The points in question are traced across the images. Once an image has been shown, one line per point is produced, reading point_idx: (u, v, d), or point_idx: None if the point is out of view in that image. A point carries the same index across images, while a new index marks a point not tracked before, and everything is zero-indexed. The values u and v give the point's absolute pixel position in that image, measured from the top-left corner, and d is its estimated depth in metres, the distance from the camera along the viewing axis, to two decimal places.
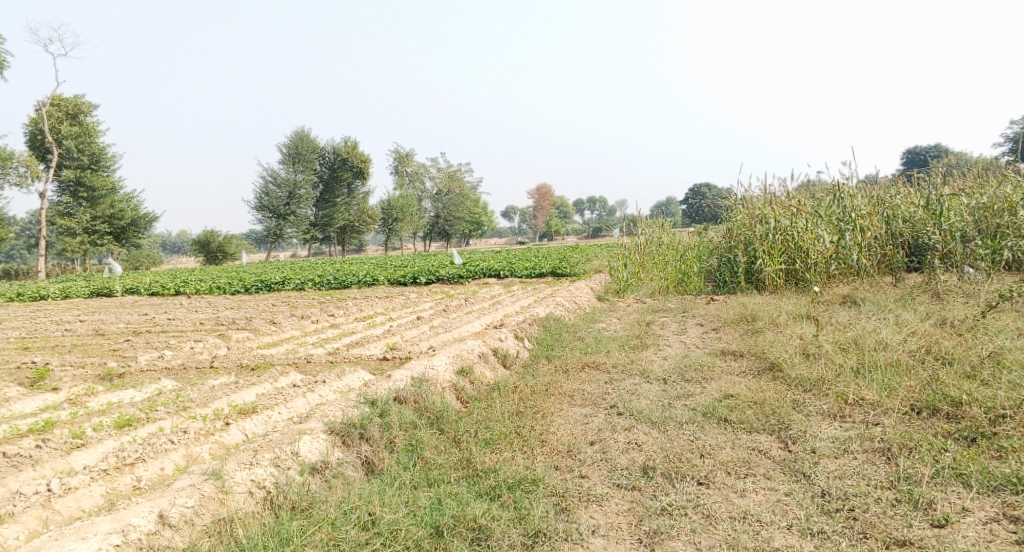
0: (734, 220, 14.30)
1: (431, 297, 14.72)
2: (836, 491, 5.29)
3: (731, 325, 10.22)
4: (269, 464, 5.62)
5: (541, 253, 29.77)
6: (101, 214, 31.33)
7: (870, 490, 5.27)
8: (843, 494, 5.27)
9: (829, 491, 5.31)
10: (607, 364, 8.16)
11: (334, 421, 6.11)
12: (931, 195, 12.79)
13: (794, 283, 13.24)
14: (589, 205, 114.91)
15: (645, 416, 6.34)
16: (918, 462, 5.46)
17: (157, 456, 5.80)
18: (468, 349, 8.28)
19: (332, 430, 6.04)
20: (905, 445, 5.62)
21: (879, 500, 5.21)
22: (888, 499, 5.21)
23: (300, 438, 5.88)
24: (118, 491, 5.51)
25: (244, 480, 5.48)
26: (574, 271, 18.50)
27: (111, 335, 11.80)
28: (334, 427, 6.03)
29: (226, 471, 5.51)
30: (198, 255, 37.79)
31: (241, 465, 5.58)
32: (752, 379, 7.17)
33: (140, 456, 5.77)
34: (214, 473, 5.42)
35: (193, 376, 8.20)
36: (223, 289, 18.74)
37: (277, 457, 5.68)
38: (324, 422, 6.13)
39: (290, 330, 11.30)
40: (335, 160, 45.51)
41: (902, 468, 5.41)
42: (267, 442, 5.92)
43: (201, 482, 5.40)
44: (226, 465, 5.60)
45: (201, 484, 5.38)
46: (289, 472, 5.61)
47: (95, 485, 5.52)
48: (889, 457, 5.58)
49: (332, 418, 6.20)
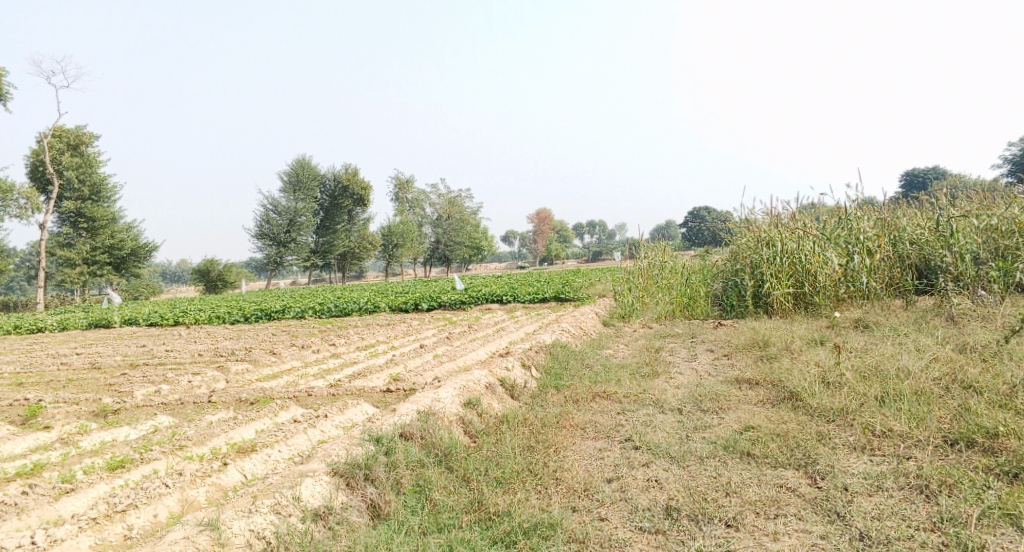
0: (739, 244, 14.08)
1: (434, 325, 14.45)
2: (875, 534, 4.99)
3: (743, 351, 9.95)
4: (269, 512, 5.33)
5: (542, 277, 29.52)
6: (101, 244, 31.15)
7: (913, 533, 4.98)
8: (885, 538, 4.97)
9: (868, 534, 5.01)
10: (619, 394, 7.88)
11: (337, 462, 5.83)
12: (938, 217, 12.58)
13: (802, 307, 12.97)
14: (589, 230, 115.06)
15: (663, 450, 6.05)
16: (961, 502, 5.17)
17: (150, 501, 5.53)
18: (475, 380, 8.00)
19: (336, 471, 5.76)
20: (944, 482, 5.34)
21: (923, 544, 4.91)
22: (934, 543, 4.91)
23: (301, 481, 5.59)
24: (109, 541, 5.23)
25: (242, 530, 5.19)
26: (578, 295, 18.24)
27: (108, 368, 11.52)
28: (338, 468, 5.74)
29: (223, 521, 5.22)
30: (198, 284, 37.57)
31: (238, 513, 5.29)
32: (769, 409, 6.89)
33: (131, 502, 5.49)
34: (210, 523, 5.15)
35: (191, 411, 7.92)
36: (222, 319, 18.48)
37: (277, 503, 5.40)
38: (327, 463, 5.84)
39: (290, 360, 11.02)
40: (335, 187, 45.42)
41: (944, 508, 5.12)
42: (266, 486, 5.63)
43: (196, 534, 5.11)
44: (223, 514, 5.31)
45: (196, 536, 5.09)
46: (290, 519, 5.32)
47: (84, 536, 5.23)
48: (928, 494, 5.29)
49: (335, 458, 5.91)
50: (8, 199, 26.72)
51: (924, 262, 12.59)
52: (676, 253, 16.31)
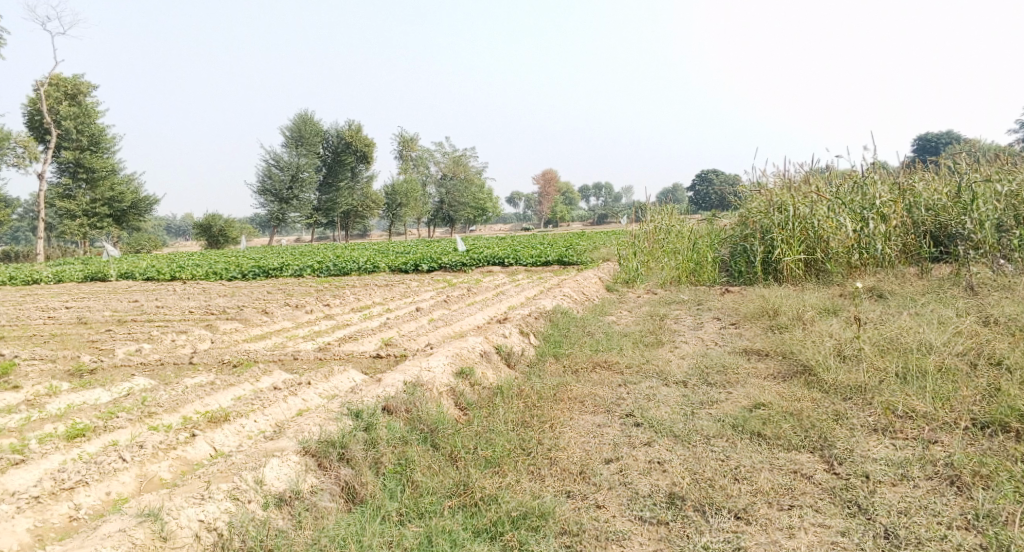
0: (750, 208, 13.54)
1: (433, 286, 14.00)
2: (904, 534, 4.57)
3: (751, 320, 9.48)
4: (225, 498, 4.93)
5: (547, 240, 28.95)
6: (100, 196, 30.62)
7: (945, 533, 4.56)
8: (915, 538, 4.55)
9: (895, 533, 4.59)
10: (621, 364, 7.44)
11: (309, 440, 5.44)
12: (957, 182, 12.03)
13: (814, 275, 12.47)
14: (596, 192, 114.21)
15: (667, 428, 5.64)
16: (999, 496, 4.73)
17: (102, 478, 5.16)
18: (469, 347, 7.58)
19: (307, 451, 5.37)
20: (978, 473, 4.91)
21: (959, 546, 4.49)
22: (971, 545, 4.49)
23: (267, 462, 5.20)
24: (51, 523, 4.85)
25: (191, 519, 4.79)
26: (583, 259, 17.78)
27: (94, 324, 11.12)
28: (309, 447, 5.35)
29: (167, 510, 4.81)
30: (200, 239, 37.09)
31: (190, 500, 4.89)
32: (780, 384, 6.47)
33: (81, 479, 5.12)
34: (150, 514, 4.75)
35: (170, 374, 7.53)
36: (219, 276, 18.06)
37: (235, 488, 5.00)
38: (298, 441, 5.45)
39: (281, 320, 10.61)
40: (339, 143, 44.67)
41: (979, 504, 4.69)
42: (228, 467, 5.25)
43: (134, 526, 4.71)
44: (169, 501, 4.91)
45: (134, 528, 4.68)
46: (250, 506, 4.94)
47: (21, 518, 4.84)
48: (959, 487, 4.87)
49: (308, 435, 5.51)
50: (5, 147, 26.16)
51: (941, 229, 12.04)
52: (683, 216, 15.78)
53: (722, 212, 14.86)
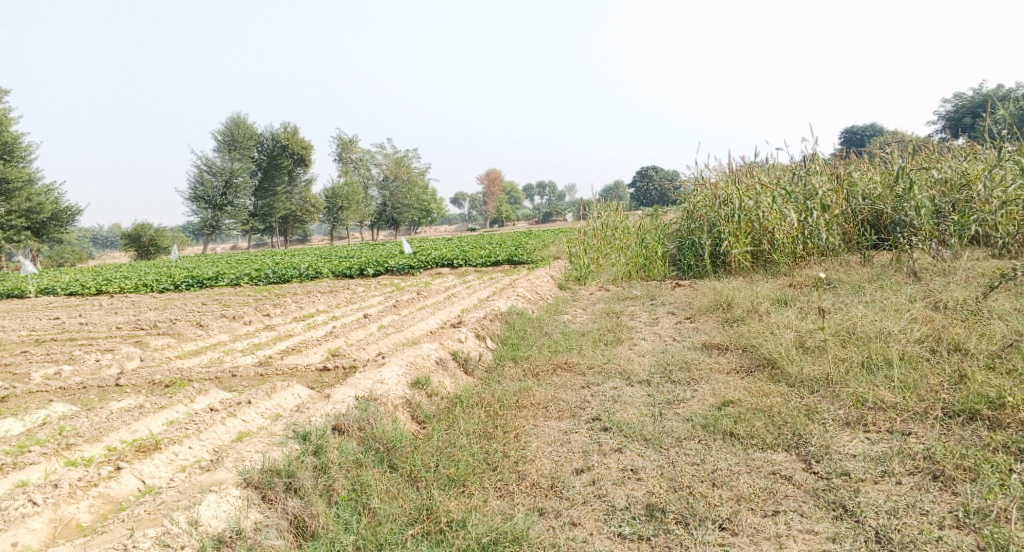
0: (695, 201, 13.48)
1: (379, 291, 13.52)
2: (896, 537, 4.41)
3: (706, 313, 9.32)
4: (156, 544, 4.49)
5: (494, 239, 28.61)
6: (17, 207, 28.88)
7: (939, 533, 4.41)
8: (904, 540, 4.39)
9: (887, 536, 4.43)
10: (581, 365, 7.17)
11: (251, 470, 5.00)
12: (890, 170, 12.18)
13: (762, 265, 12.42)
14: (537, 190, 114.43)
15: (637, 432, 5.39)
16: (987, 492, 4.59)
17: (8, 527, 4.63)
18: (423, 355, 7.20)
19: (249, 483, 4.93)
20: (961, 467, 4.78)
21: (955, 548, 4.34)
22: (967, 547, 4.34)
23: (203, 500, 4.76)
24: None
25: None
26: (531, 257, 17.52)
27: (11, 346, 10.34)
28: (252, 479, 4.92)
29: None
30: (129, 250, 35.54)
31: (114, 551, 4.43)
32: (744, 380, 6.29)
33: None
34: None
35: (93, 398, 6.97)
36: (152, 288, 17.21)
37: (167, 533, 4.55)
38: (239, 472, 5.01)
39: (218, 333, 10.03)
40: (274, 146, 43.16)
41: (967, 500, 4.56)
42: (157, 507, 4.79)
43: None
44: None
45: None
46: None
47: None
48: (944, 482, 4.73)
49: (249, 464, 5.08)
50: None
51: (878, 217, 12.13)
52: (628, 211, 15.67)
53: (665, 207, 14.77)
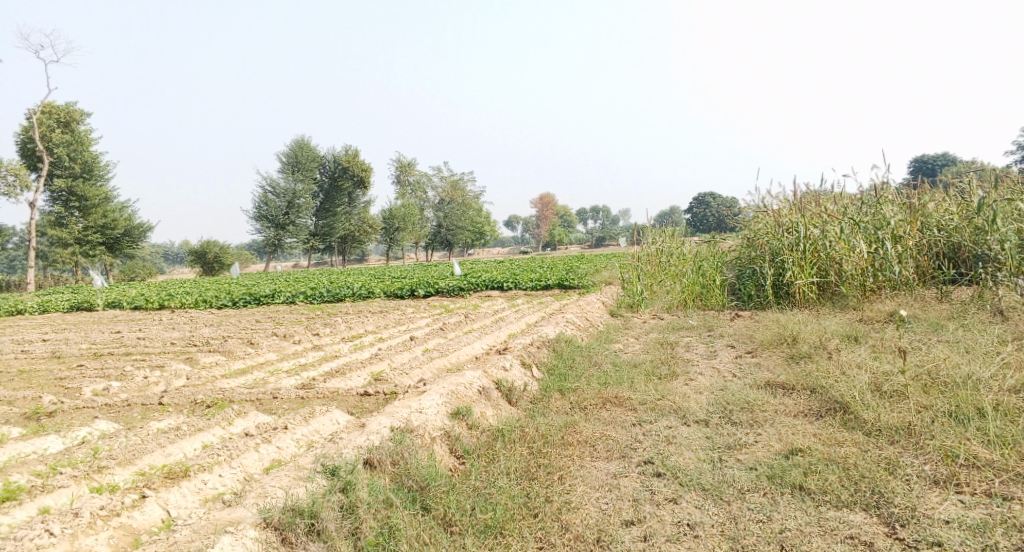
0: (756, 229, 12.91)
1: (428, 313, 13.29)
2: None
3: (769, 348, 8.76)
4: None
5: (546, 262, 28.19)
6: (93, 223, 29.94)
7: None
8: None
9: None
10: (633, 401, 6.72)
11: (271, 510, 4.87)
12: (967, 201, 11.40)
13: (828, 298, 11.77)
14: (594, 215, 113.85)
15: (695, 481, 5.06)
16: None
17: None
18: (466, 384, 6.87)
19: (268, 523, 4.81)
20: None
21: None
22: None
23: (217, 542, 4.65)
24: None
25: None
26: (585, 282, 17.10)
27: (68, 358, 10.41)
28: (270, 520, 4.80)
29: None
30: (195, 266, 36.30)
31: None
32: (812, 425, 5.78)
33: None
34: None
35: (135, 417, 6.83)
36: (209, 304, 17.33)
37: None
38: (257, 511, 4.89)
39: (266, 352, 9.88)
40: (335, 169, 44.04)
41: None
42: (169, 548, 4.68)
43: None
44: None
45: None
46: None
47: None
48: None
49: (270, 502, 4.96)
50: None
51: (955, 250, 11.31)
52: (684, 237, 15.18)
53: (723, 235, 14.21)
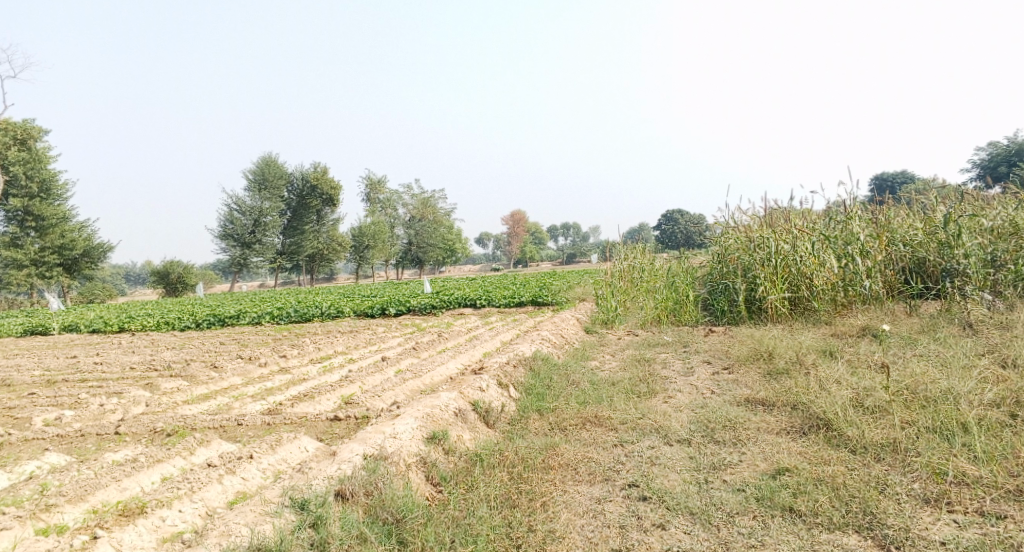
0: (725, 244, 12.86)
1: (399, 332, 13.00)
2: None
3: (746, 363, 8.63)
4: None
5: (517, 280, 27.91)
6: (50, 244, 29.14)
7: None
8: None
9: None
10: (613, 420, 6.55)
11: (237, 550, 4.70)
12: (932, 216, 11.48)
13: (800, 313, 11.69)
14: (563, 232, 114.12)
15: (682, 505, 5.00)
16: None
17: None
18: (441, 406, 6.63)
19: None
20: None
21: None
22: None
23: None
24: None
25: None
26: (557, 298, 16.95)
27: (21, 386, 9.96)
28: None
29: None
30: (157, 287, 35.52)
31: None
32: (795, 444, 5.64)
33: None
34: None
35: (89, 448, 6.49)
36: (173, 325, 16.85)
37: None
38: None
39: (231, 376, 9.53)
40: (303, 187, 43.60)
41: None
42: None
43: None
44: None
45: None
46: None
47: None
48: None
49: (236, 541, 4.77)
50: None
51: (919, 265, 11.35)
52: (653, 252, 15.08)
53: (693, 250, 14.17)
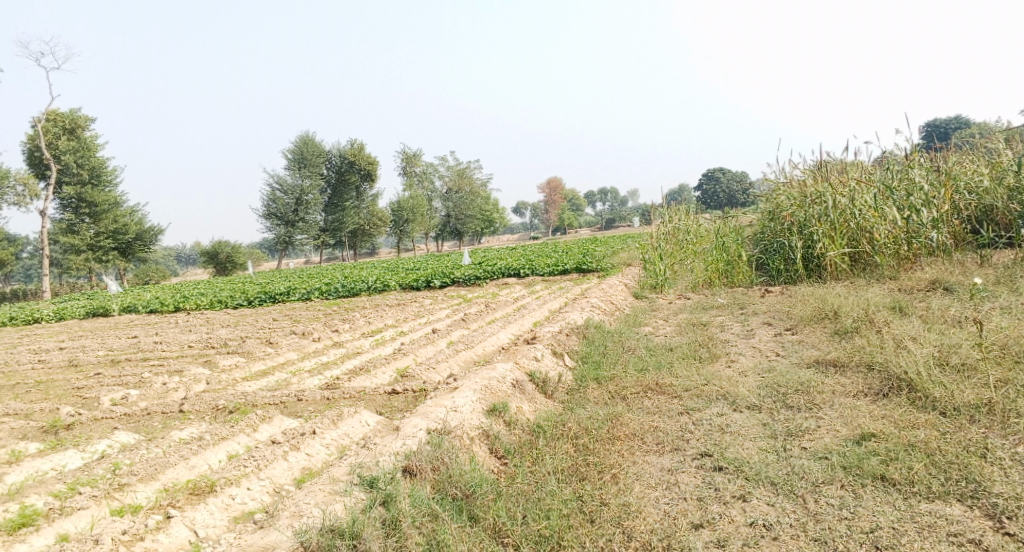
0: (777, 202, 12.36)
1: (447, 304, 12.91)
2: None
3: (810, 324, 8.29)
4: None
5: (558, 247, 27.60)
6: (104, 229, 29.74)
7: None
8: None
9: None
10: (676, 387, 6.34)
11: (309, 532, 4.67)
12: (999, 161, 10.95)
13: (862, 269, 11.18)
14: (602, 198, 112.92)
15: (766, 476, 5.04)
16: None
17: None
18: (498, 377, 6.51)
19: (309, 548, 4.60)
20: None
21: None
22: None
23: None
24: None
25: None
26: (602, 265, 16.68)
27: (86, 367, 10.12)
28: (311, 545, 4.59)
29: None
30: (208, 267, 36.14)
31: None
32: (869, 415, 5.51)
33: None
34: None
35: (155, 427, 6.52)
36: (224, 304, 17.04)
37: None
38: (295, 534, 4.68)
39: (286, 351, 9.54)
40: (342, 163, 43.77)
41: None
42: None
43: None
44: None
45: None
46: None
47: None
48: None
49: (306, 523, 4.75)
50: (7, 185, 25.41)
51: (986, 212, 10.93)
52: (698, 213, 14.61)
53: (736, 209, 13.68)
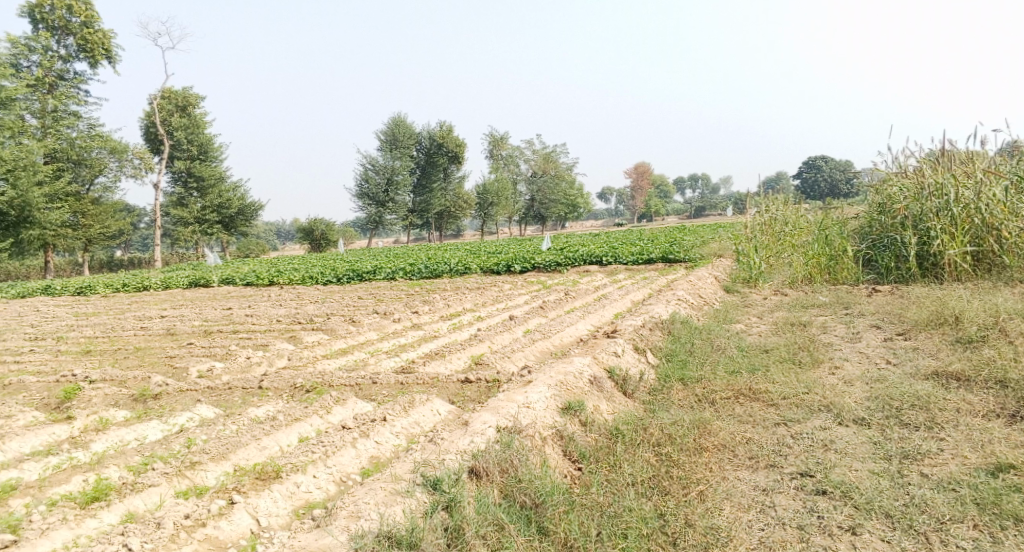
0: (884, 196, 11.44)
1: (528, 290, 12.66)
2: None
3: (924, 329, 7.60)
4: None
5: (643, 235, 26.84)
6: (210, 203, 30.85)
7: None
8: None
9: None
10: (771, 394, 5.90)
11: (364, 536, 4.49)
12: None
13: (986, 270, 10.25)
14: (692, 185, 110.29)
15: (878, 506, 4.69)
16: None
17: None
18: (575, 373, 6.21)
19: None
20: None
21: None
22: None
23: None
24: None
25: None
26: (690, 255, 16.05)
27: (181, 336, 10.39)
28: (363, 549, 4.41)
29: None
30: (303, 242, 37.13)
31: None
32: (1002, 442, 5.07)
33: None
34: None
35: (235, 402, 6.55)
36: (315, 280, 17.32)
37: None
38: (349, 535, 4.54)
39: (367, 331, 9.51)
40: (431, 146, 44.14)
41: None
42: None
43: None
44: None
45: None
46: None
47: None
48: None
49: (363, 527, 4.58)
50: (124, 158, 26.68)
51: None
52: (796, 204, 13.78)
53: (835, 202, 12.83)
